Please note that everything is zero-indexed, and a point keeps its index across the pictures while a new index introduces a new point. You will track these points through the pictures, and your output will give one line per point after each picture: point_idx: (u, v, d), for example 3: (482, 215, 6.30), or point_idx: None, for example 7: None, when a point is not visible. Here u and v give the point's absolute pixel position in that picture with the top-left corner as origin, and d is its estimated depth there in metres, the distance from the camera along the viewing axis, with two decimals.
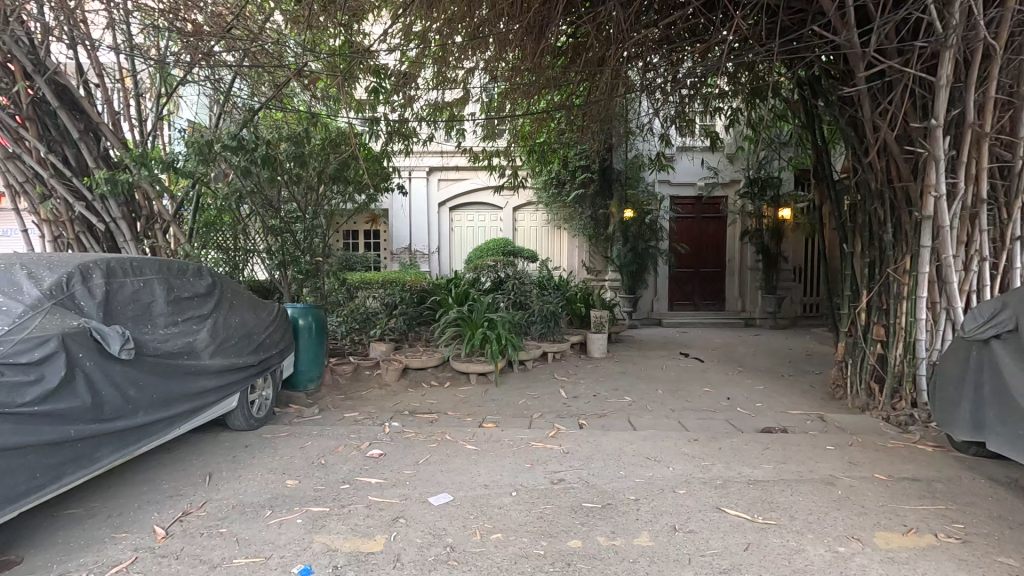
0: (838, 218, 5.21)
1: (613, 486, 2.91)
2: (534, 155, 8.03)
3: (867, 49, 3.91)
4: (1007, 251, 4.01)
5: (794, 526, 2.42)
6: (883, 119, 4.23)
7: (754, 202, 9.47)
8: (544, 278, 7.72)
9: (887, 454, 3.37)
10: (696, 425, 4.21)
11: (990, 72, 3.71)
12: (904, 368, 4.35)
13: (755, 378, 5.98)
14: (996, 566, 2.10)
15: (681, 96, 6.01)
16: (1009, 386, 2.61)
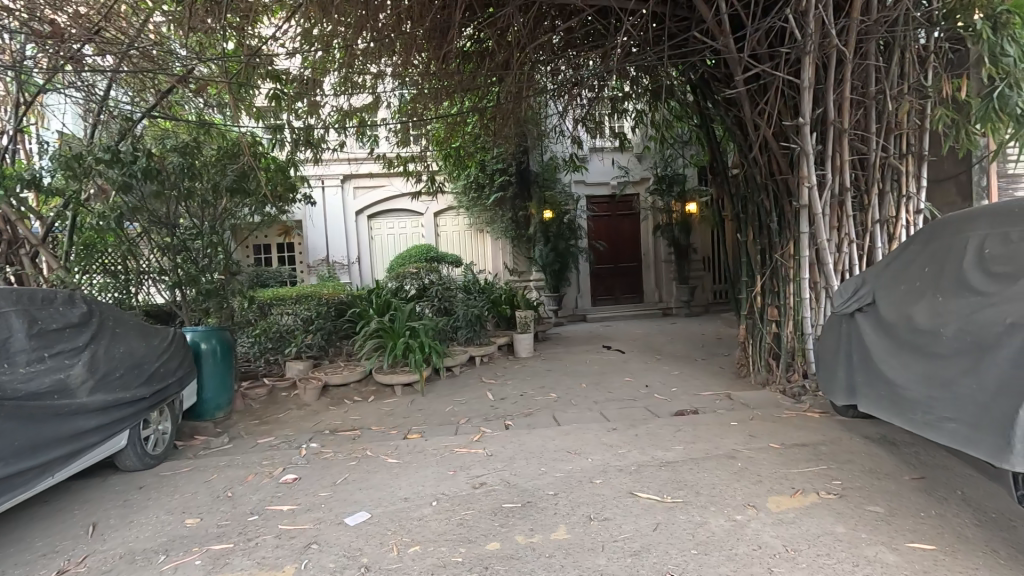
0: (733, 210, 5.63)
1: (533, 484, 2.95)
2: (450, 159, 8.00)
3: (742, 54, 4.28)
4: (870, 233, 4.51)
5: (699, 502, 2.57)
6: (762, 117, 4.64)
7: (663, 198, 10.10)
8: (468, 282, 7.69)
9: (782, 424, 3.67)
10: (615, 414, 4.36)
11: (844, 75, 4.16)
12: (795, 344, 4.76)
13: (671, 365, 6.30)
14: (866, 515, 2.35)
15: (587, 99, 6.23)
16: (869, 352, 2.90)
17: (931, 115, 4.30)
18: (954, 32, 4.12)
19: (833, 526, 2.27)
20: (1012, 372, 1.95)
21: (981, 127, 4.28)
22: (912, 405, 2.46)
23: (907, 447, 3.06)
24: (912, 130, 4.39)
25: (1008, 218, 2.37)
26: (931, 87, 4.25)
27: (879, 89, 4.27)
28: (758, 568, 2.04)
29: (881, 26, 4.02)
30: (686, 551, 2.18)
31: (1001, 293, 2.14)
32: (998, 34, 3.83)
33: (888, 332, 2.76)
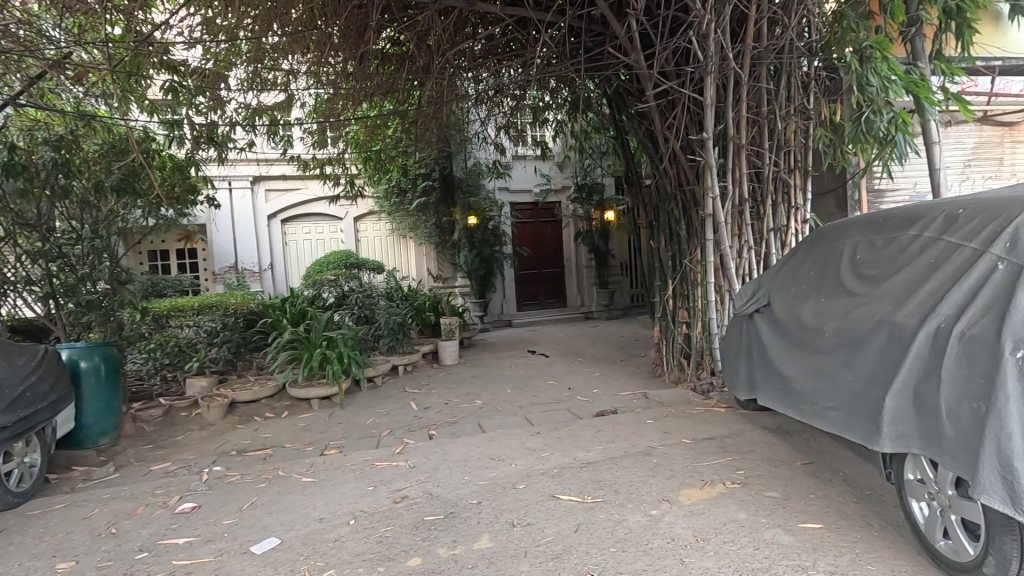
0: (647, 218, 5.94)
1: (456, 494, 2.90)
2: (371, 163, 7.75)
3: (652, 71, 4.54)
4: (765, 239, 4.94)
5: (617, 500, 2.66)
6: (671, 131, 4.94)
7: (583, 206, 10.44)
8: (391, 289, 7.47)
9: (692, 420, 3.90)
10: (539, 418, 4.42)
11: (741, 96, 4.56)
12: (704, 344, 5.08)
13: (593, 366, 6.51)
14: (765, 501, 2.54)
15: (509, 107, 6.31)
16: (766, 350, 3.16)
17: (813, 135, 4.80)
18: (830, 63, 4.63)
19: (737, 513, 2.43)
20: (881, 362, 2.15)
21: (854, 148, 4.87)
22: (804, 397, 2.69)
23: (798, 435, 3.36)
24: (798, 147, 4.86)
25: (876, 227, 2.64)
26: (813, 109, 4.75)
27: (770, 110, 4.70)
28: (671, 560, 2.13)
29: (771, 53, 4.46)
30: (605, 549, 2.23)
31: (871, 292, 2.37)
32: (865, 67, 4.32)
33: (781, 331, 3.01)
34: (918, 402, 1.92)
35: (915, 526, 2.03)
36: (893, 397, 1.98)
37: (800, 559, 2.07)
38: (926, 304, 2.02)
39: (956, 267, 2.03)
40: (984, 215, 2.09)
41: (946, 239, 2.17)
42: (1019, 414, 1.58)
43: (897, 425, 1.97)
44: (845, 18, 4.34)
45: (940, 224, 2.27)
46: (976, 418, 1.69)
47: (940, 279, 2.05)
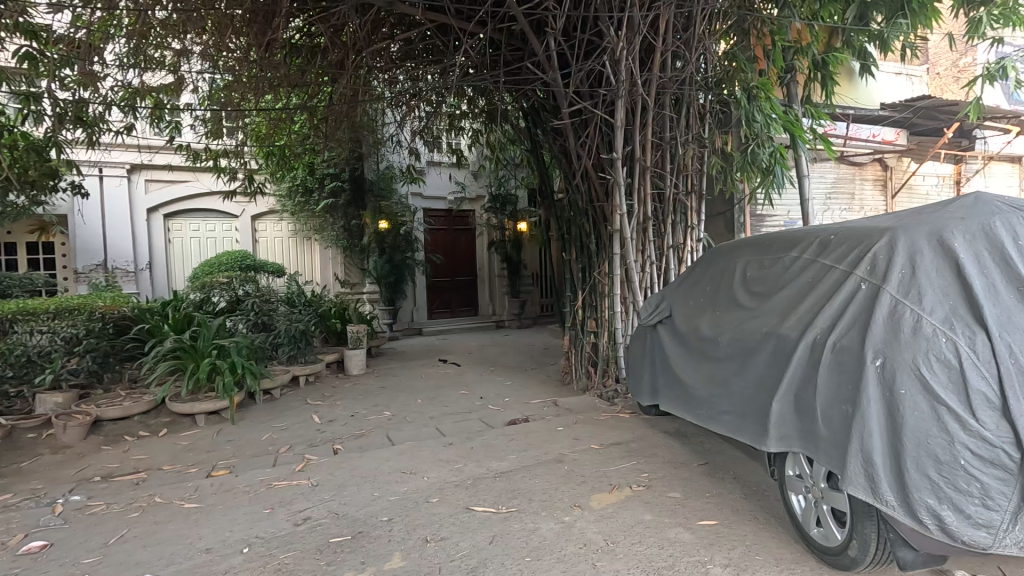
0: (559, 231, 6.13)
1: (365, 512, 2.75)
2: (273, 159, 7.20)
3: (567, 90, 4.73)
4: (665, 257, 5.29)
5: (531, 508, 2.68)
6: (583, 149, 5.16)
7: (497, 216, 10.53)
8: (292, 293, 6.98)
9: (600, 426, 4.05)
10: (452, 428, 4.34)
11: (647, 121, 4.88)
12: (610, 353, 5.32)
13: (505, 375, 6.54)
14: (668, 501, 2.71)
15: (425, 112, 6.21)
16: (667, 359, 3.39)
17: (707, 162, 5.25)
18: (721, 97, 5.10)
19: (643, 515, 2.56)
20: (767, 370, 2.39)
21: (741, 176, 5.44)
22: (700, 403, 2.90)
23: (695, 439, 3.61)
24: (694, 172, 5.27)
25: (764, 248, 2.94)
26: (708, 139, 5.21)
27: (672, 136, 5.09)
28: (584, 565, 2.18)
29: (674, 84, 4.83)
30: (520, 559, 2.24)
31: (760, 307, 2.64)
32: (751, 104, 4.97)
33: (681, 341, 3.25)
34: (798, 406, 2.15)
35: (794, 517, 2.26)
36: (778, 401, 2.21)
37: (700, 554, 2.21)
38: (805, 319, 2.28)
39: (829, 286, 2.30)
40: (851, 241, 2.40)
41: (821, 261, 2.46)
42: (878, 415, 1.82)
43: (781, 427, 2.19)
44: (735, 60, 4.94)
45: (815, 247, 2.58)
46: (846, 419, 1.92)
47: (816, 296, 2.33)
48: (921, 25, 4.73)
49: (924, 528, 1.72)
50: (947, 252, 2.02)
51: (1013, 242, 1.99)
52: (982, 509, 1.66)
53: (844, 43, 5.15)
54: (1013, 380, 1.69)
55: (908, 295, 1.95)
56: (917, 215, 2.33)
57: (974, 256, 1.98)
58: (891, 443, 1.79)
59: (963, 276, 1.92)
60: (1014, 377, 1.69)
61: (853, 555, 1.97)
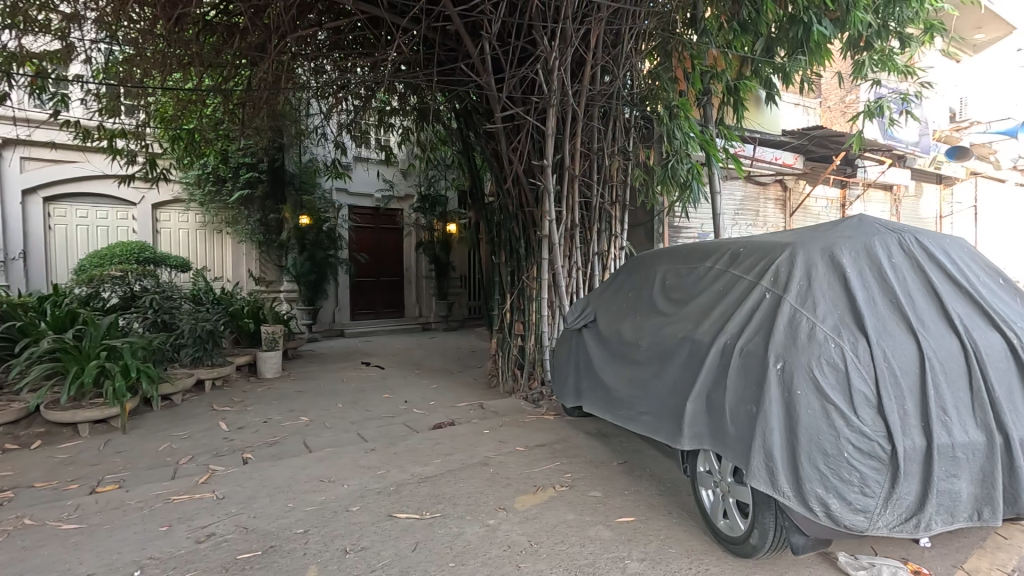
0: (489, 234, 6.15)
1: (278, 524, 2.58)
2: (181, 144, 6.60)
3: (500, 94, 4.77)
4: (590, 263, 5.48)
5: (455, 513, 2.65)
6: (514, 154, 5.22)
7: (426, 217, 10.37)
8: (199, 290, 6.44)
9: (525, 428, 4.10)
10: (374, 433, 4.20)
11: (577, 131, 5.04)
12: (536, 356, 5.41)
13: (430, 378, 6.43)
14: (589, 500, 2.79)
15: (353, 106, 6.00)
16: (590, 361, 3.50)
17: (631, 173, 5.50)
18: (644, 114, 5.38)
19: (566, 514, 2.63)
20: (682, 373, 2.54)
21: (662, 189, 5.76)
22: (620, 404, 3.03)
23: (615, 439, 3.75)
24: (619, 183, 5.51)
25: (681, 257, 3.14)
26: (632, 152, 5.46)
27: (599, 147, 5.30)
28: (508, 566, 2.19)
29: (602, 98, 5.03)
30: (443, 565, 2.20)
31: (677, 313, 2.80)
32: (672, 121, 5.30)
33: (604, 344, 3.37)
34: (709, 406, 2.30)
35: (703, 510, 2.41)
36: (692, 402, 2.35)
37: (618, 550, 2.30)
38: (717, 324, 2.46)
39: (738, 295, 2.49)
40: (757, 254, 2.62)
41: (731, 271, 2.66)
42: (778, 414, 1.99)
43: (693, 426, 2.33)
44: (658, 79, 5.22)
45: (726, 259, 2.78)
46: (750, 418, 2.08)
47: (727, 304, 2.51)
48: (817, 62, 5.26)
49: (814, 516, 1.90)
50: (836, 267, 2.26)
51: (888, 259, 2.27)
52: (861, 496, 1.87)
53: (753, 72, 5.55)
54: (887, 381, 1.92)
55: (803, 304, 2.16)
56: (812, 232, 2.59)
57: (858, 270, 2.23)
58: (788, 438, 1.96)
59: (849, 288, 2.16)
60: (887, 379, 1.92)
61: (754, 543, 2.13)
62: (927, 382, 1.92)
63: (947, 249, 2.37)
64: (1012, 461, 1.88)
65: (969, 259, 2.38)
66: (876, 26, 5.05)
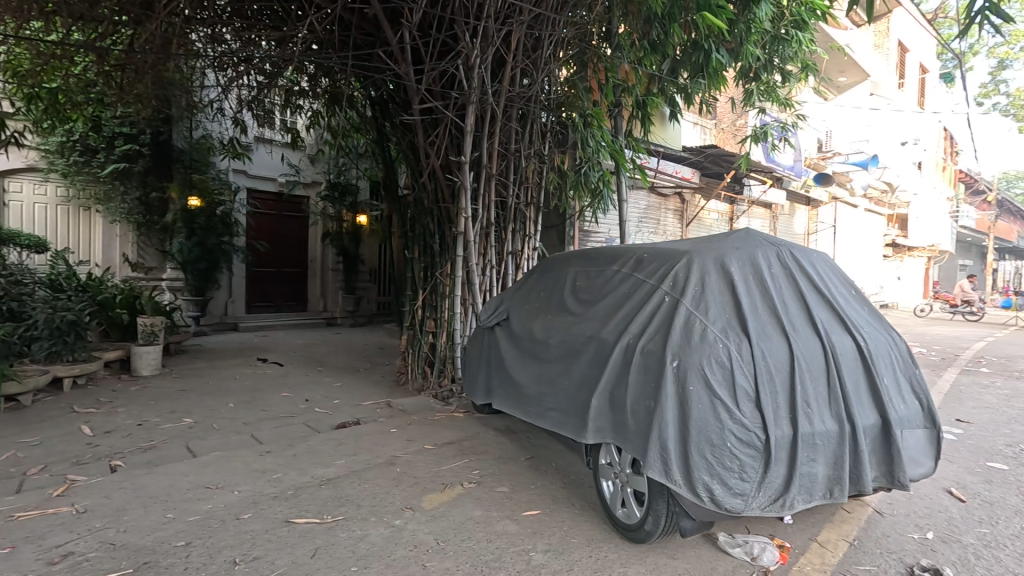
0: (402, 228, 6.00)
1: (154, 538, 2.32)
2: (40, 105, 5.68)
3: (419, 86, 4.66)
4: (504, 262, 5.55)
5: (359, 515, 2.56)
6: (432, 148, 5.15)
7: (335, 206, 9.88)
8: (58, 275, 5.59)
9: (434, 426, 4.05)
10: (270, 435, 3.92)
11: (495, 130, 5.08)
12: (446, 353, 5.37)
13: (334, 376, 6.13)
14: (496, 496, 2.82)
15: (256, 83, 5.56)
16: (501, 359, 3.55)
17: (545, 176, 5.64)
18: (560, 119, 5.56)
19: (473, 511, 2.64)
20: (588, 370, 2.65)
21: (574, 194, 5.97)
22: (528, 401, 3.10)
23: (523, 435, 3.83)
24: (534, 185, 5.62)
25: (591, 260, 3.28)
26: (547, 156, 5.62)
27: (516, 148, 5.38)
28: (413, 566, 2.16)
29: (521, 100, 5.11)
30: (346, 569, 2.12)
31: (586, 313, 2.93)
32: (586, 129, 5.52)
33: (515, 342, 3.44)
34: (612, 401, 2.42)
35: (604, 500, 2.54)
36: (596, 398, 2.46)
37: (523, 543, 2.35)
38: (622, 324, 2.60)
39: (641, 297, 2.66)
40: (659, 259, 2.82)
41: (635, 275, 2.84)
42: (672, 408, 2.15)
43: (597, 420, 2.44)
44: (574, 87, 5.39)
45: (631, 263, 2.95)
46: (648, 412, 2.22)
47: (631, 306, 2.67)
48: (714, 87, 5.75)
49: (700, 501, 2.08)
50: (725, 274, 2.49)
51: (768, 270, 2.54)
52: (739, 481, 2.08)
53: (659, 90, 5.94)
54: (764, 378, 2.15)
55: (697, 308, 2.36)
56: (707, 242, 2.84)
57: (743, 279, 2.47)
58: (680, 430, 2.13)
59: (736, 294, 2.39)
60: (764, 376, 2.16)
61: (648, 529, 2.28)
62: (795, 378, 2.18)
63: (814, 263, 2.70)
64: (857, 446, 2.20)
65: (830, 272, 2.74)
66: (763, 60, 5.62)
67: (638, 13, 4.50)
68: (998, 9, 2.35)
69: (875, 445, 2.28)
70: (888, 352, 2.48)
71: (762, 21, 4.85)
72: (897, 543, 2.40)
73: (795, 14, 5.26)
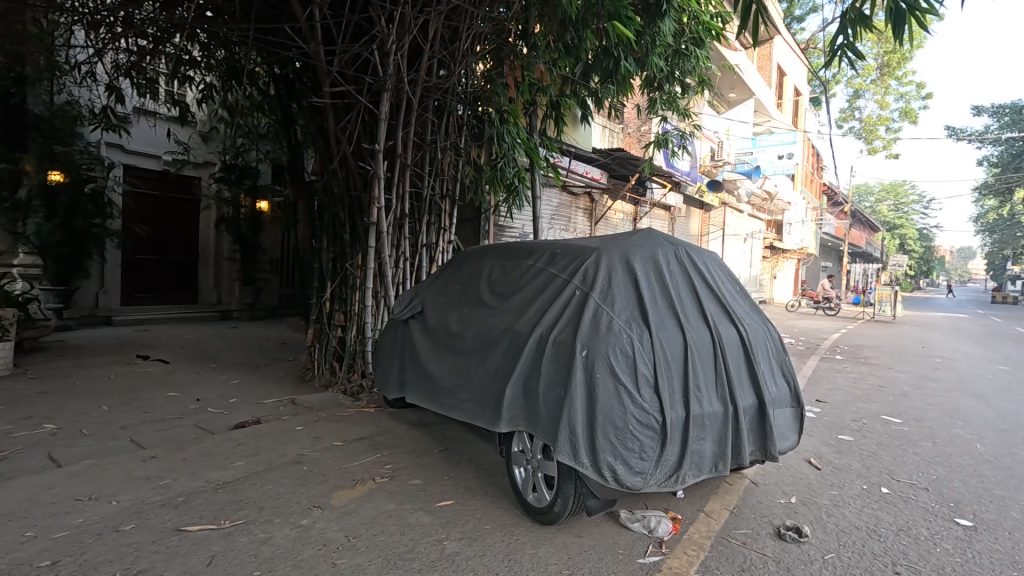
0: (310, 216, 5.70)
1: (10, 560, 2.03)
2: None
3: (330, 68, 4.45)
4: (418, 254, 5.48)
5: (261, 517, 2.42)
6: (343, 134, 4.94)
7: (230, 189, 9.07)
8: None
9: (343, 423, 3.92)
10: (154, 439, 3.55)
11: (411, 120, 4.99)
12: (357, 347, 5.19)
13: (230, 374, 5.67)
14: (409, 489, 2.81)
15: (138, 47, 5.00)
16: (415, 352, 3.51)
17: (461, 170, 5.64)
18: (477, 113, 5.60)
19: (386, 506, 2.60)
20: (502, 361, 2.71)
21: (491, 189, 6.03)
22: (442, 393, 3.10)
23: (436, 428, 3.83)
24: (450, 177, 5.59)
25: (506, 254, 3.36)
26: (464, 150, 5.63)
27: (432, 140, 5.35)
28: (322, 565, 2.09)
29: (437, 92, 5.09)
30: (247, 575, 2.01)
31: (501, 306, 2.99)
32: (502, 125, 5.53)
33: (429, 334, 3.42)
34: (524, 390, 2.50)
35: (515, 486, 2.63)
36: (510, 388, 2.53)
37: (437, 533, 2.36)
38: (535, 317, 2.69)
39: (554, 291, 2.77)
40: (571, 254, 2.95)
41: (548, 270, 2.95)
42: (580, 396, 2.27)
43: (510, 410, 2.51)
44: (492, 83, 5.35)
45: (545, 258, 3.06)
46: (558, 400, 2.33)
47: (544, 299, 2.77)
48: (622, 94, 6.10)
49: (604, 480, 2.23)
50: (630, 270, 2.67)
51: (667, 267, 2.76)
52: (640, 460, 2.26)
53: (573, 93, 6.20)
54: (661, 366, 2.34)
55: (604, 301, 2.51)
56: (614, 238, 3.01)
57: (645, 275, 2.67)
58: (588, 415, 2.26)
59: (639, 289, 2.58)
60: (661, 363, 2.35)
61: (557, 511, 2.39)
62: (688, 366, 2.40)
63: (706, 262, 2.97)
64: (738, 425, 2.48)
65: (719, 270, 3.04)
66: (666, 72, 6.06)
67: (554, 16, 4.62)
68: (854, 47, 2.73)
69: (752, 423, 2.58)
70: (764, 341, 2.81)
71: (665, 35, 5.20)
72: (768, 508, 2.74)
73: (694, 32, 5.73)
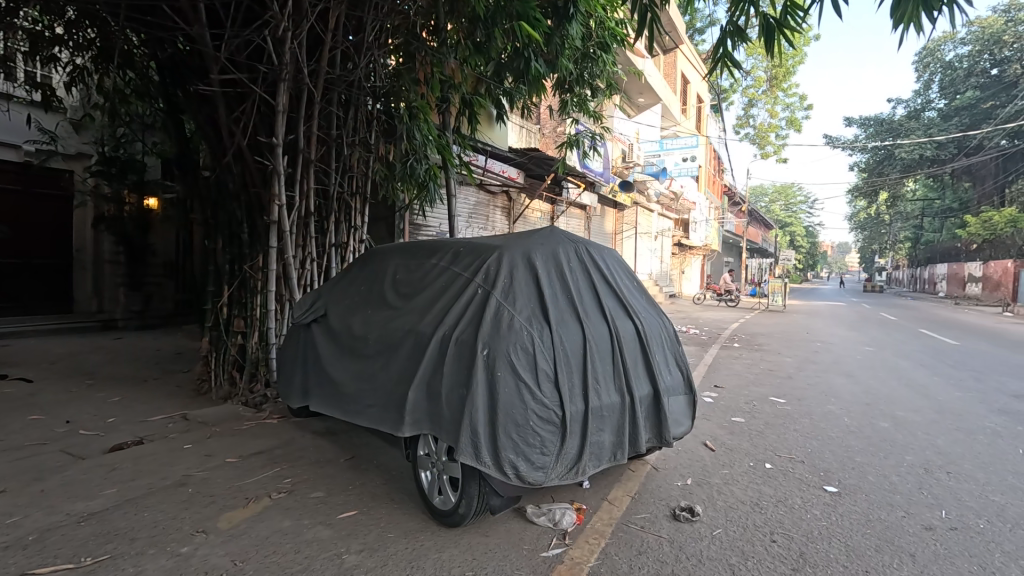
0: (202, 215, 5.24)
1: None
2: None
3: (219, 54, 4.10)
4: (326, 255, 5.22)
5: (132, 550, 2.17)
6: (236, 126, 4.58)
7: (110, 184, 8.20)
8: None
9: (240, 437, 3.63)
10: (5, 470, 3.08)
11: (313, 113, 4.73)
12: (259, 355, 4.85)
13: (110, 390, 5.08)
14: (309, 503, 2.65)
15: None
16: (318, 357, 3.33)
17: (371, 167, 5.42)
18: (387, 107, 5.41)
19: (281, 523, 2.44)
20: (405, 363, 2.64)
21: (404, 188, 5.87)
22: (347, 399, 2.96)
23: (344, 435, 3.66)
24: (359, 173, 5.37)
25: (411, 253, 3.28)
26: (374, 146, 5.42)
27: (338, 134, 5.12)
28: None
29: (342, 85, 4.88)
30: None
31: (404, 306, 2.91)
32: (412, 122, 5.29)
33: (332, 338, 3.26)
34: (428, 392, 2.44)
35: (421, 490, 2.57)
36: (413, 391, 2.46)
37: (335, 547, 2.25)
38: (438, 317, 2.65)
39: (457, 290, 2.73)
40: (474, 252, 2.93)
41: (452, 268, 2.91)
42: (482, 395, 2.26)
43: (414, 413, 2.44)
44: (401, 79, 5.17)
45: (449, 257, 3.02)
46: (461, 400, 2.30)
47: (448, 299, 2.73)
48: (535, 94, 6.17)
49: (507, 478, 2.24)
50: (531, 268, 2.70)
51: (567, 263, 2.83)
52: (542, 455, 2.29)
53: (486, 91, 6.20)
54: (561, 361, 2.39)
55: (506, 299, 2.52)
56: (517, 236, 3.03)
57: (545, 272, 2.71)
58: (490, 415, 2.26)
59: (539, 286, 2.61)
60: (561, 358, 2.40)
61: (462, 512, 2.36)
62: (587, 360, 2.47)
63: (605, 259, 3.08)
64: (635, 414, 2.59)
65: (617, 266, 3.16)
66: (576, 74, 6.25)
67: (463, 14, 4.57)
68: (733, 60, 2.93)
69: (648, 412, 2.71)
70: (659, 333, 2.96)
71: (573, 38, 5.30)
72: (666, 492, 2.90)
73: (600, 36, 5.91)
